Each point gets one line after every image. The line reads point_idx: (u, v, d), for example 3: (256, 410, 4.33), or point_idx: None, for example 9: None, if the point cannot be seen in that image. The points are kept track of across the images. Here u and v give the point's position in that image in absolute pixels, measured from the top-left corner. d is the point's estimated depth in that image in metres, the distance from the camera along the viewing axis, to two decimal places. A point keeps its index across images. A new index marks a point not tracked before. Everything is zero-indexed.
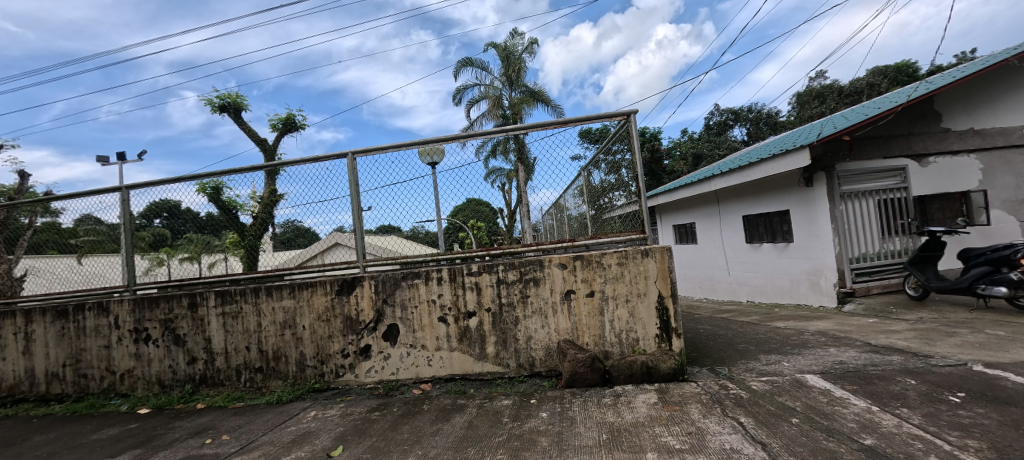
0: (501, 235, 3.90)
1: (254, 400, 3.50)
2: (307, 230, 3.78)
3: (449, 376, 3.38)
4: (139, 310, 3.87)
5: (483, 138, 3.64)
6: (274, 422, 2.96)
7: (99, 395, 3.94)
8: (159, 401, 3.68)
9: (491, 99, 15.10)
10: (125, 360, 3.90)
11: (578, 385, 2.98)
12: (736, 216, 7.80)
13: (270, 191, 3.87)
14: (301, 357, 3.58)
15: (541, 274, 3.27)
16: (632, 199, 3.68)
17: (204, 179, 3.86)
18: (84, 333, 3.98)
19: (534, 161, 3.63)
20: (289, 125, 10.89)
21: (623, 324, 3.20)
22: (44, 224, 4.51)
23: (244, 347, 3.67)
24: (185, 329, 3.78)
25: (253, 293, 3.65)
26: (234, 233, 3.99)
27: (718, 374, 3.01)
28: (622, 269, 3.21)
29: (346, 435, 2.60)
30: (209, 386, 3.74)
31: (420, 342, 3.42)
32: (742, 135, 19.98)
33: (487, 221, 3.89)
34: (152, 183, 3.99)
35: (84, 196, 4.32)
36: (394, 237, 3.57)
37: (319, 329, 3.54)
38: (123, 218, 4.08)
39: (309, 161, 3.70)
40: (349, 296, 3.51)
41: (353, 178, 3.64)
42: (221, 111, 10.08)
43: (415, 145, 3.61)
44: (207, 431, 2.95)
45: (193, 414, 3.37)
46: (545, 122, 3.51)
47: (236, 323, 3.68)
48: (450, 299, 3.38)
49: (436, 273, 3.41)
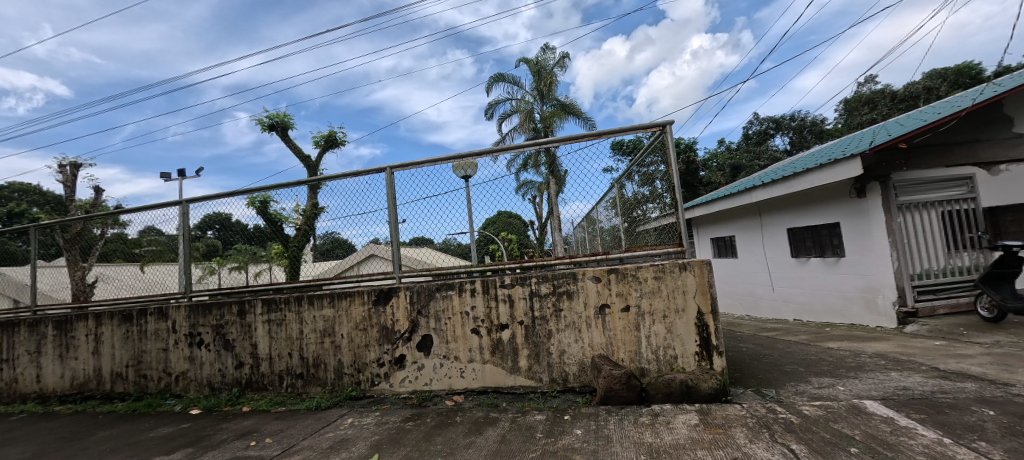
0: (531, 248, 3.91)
1: (294, 405, 3.63)
2: (344, 242, 3.94)
3: (481, 388, 3.37)
4: (194, 316, 4.13)
5: (514, 152, 3.69)
6: (314, 428, 3.05)
7: (156, 395, 4.22)
8: (208, 403, 3.89)
9: (522, 113, 15.35)
10: (180, 363, 4.16)
11: (612, 402, 2.89)
12: (780, 229, 7.43)
13: (312, 205, 4.07)
14: (339, 364, 3.68)
15: (575, 288, 3.23)
16: (668, 210, 3.62)
17: (253, 193, 4.13)
18: (146, 337, 4.29)
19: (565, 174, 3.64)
20: (331, 142, 11.46)
21: (660, 341, 3.08)
22: (113, 235, 4.93)
23: (287, 353, 3.82)
24: (234, 334, 3.99)
25: (296, 301, 3.82)
26: (279, 245, 4.19)
27: (764, 397, 2.84)
28: (659, 283, 3.11)
29: (381, 443, 2.64)
30: (253, 390, 3.91)
31: (452, 354, 3.44)
32: (784, 144, 19.16)
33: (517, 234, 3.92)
34: (207, 198, 4.32)
35: (149, 209, 4.69)
36: (427, 249, 3.66)
37: (356, 337, 3.65)
38: (181, 230, 4.40)
39: (350, 175, 3.87)
40: (385, 306, 3.61)
41: (390, 192, 3.77)
42: (270, 129, 10.77)
43: (450, 159, 3.71)
44: (251, 433, 3.07)
45: (239, 417, 3.53)
46: (577, 135, 3.52)
47: (280, 330, 3.85)
48: (483, 311, 3.39)
49: (469, 284, 3.45)
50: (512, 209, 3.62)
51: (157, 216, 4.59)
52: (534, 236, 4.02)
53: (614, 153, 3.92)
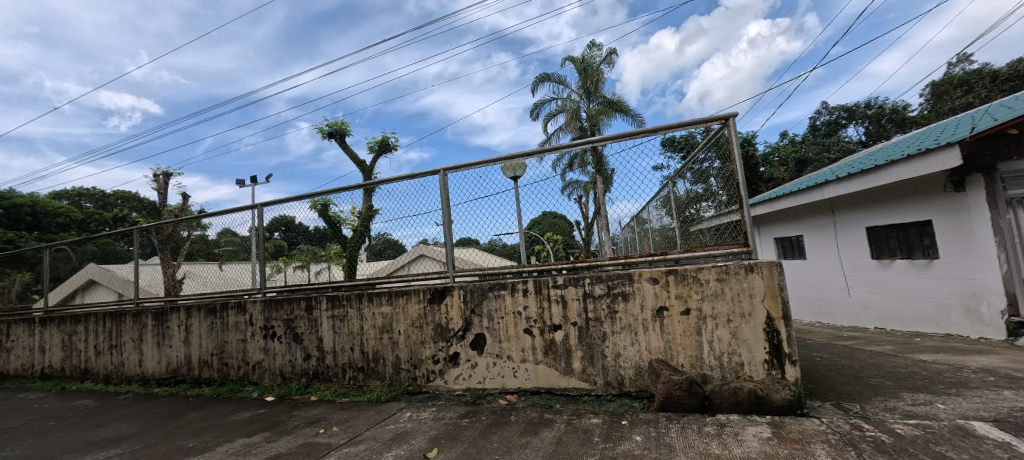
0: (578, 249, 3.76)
1: (356, 397, 3.83)
2: (394, 243, 4.13)
3: (534, 389, 3.36)
4: (268, 310, 4.48)
5: (559, 152, 3.64)
6: (375, 420, 3.20)
7: (236, 381, 4.62)
8: (281, 391, 4.21)
9: (568, 112, 15.20)
10: (257, 353, 4.53)
11: (673, 409, 2.77)
12: (857, 228, 6.78)
13: (367, 207, 4.27)
14: (397, 360, 3.83)
15: (630, 289, 3.13)
16: (725, 209, 3.52)
17: (315, 197, 4.41)
18: (227, 328, 4.71)
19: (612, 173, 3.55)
20: (384, 147, 12.01)
21: (724, 346, 2.91)
22: (195, 236, 5.45)
23: (349, 347, 4.04)
24: (303, 328, 4.28)
25: (357, 299, 4.03)
26: (337, 245, 4.48)
27: (846, 412, 2.58)
28: (722, 285, 2.93)
29: (439, 438, 2.71)
30: (320, 381, 4.18)
31: (506, 353, 3.47)
32: (858, 135, 17.45)
33: (564, 234, 3.89)
34: (275, 202, 4.66)
35: (226, 213, 5.16)
36: (473, 250, 3.75)
37: (413, 334, 3.78)
38: (252, 231, 4.79)
39: (403, 178, 4.02)
40: (440, 305, 3.71)
41: (443, 193, 3.88)
42: (330, 137, 11.49)
43: (499, 160, 3.75)
44: (320, 421, 3.28)
45: (308, 405, 3.79)
46: (630, 132, 3.40)
47: (343, 325, 4.08)
48: (536, 311, 3.38)
49: (521, 284, 3.45)
50: (558, 209, 3.57)
51: (233, 219, 5.04)
52: (580, 237, 4.06)
53: (665, 150, 3.74)
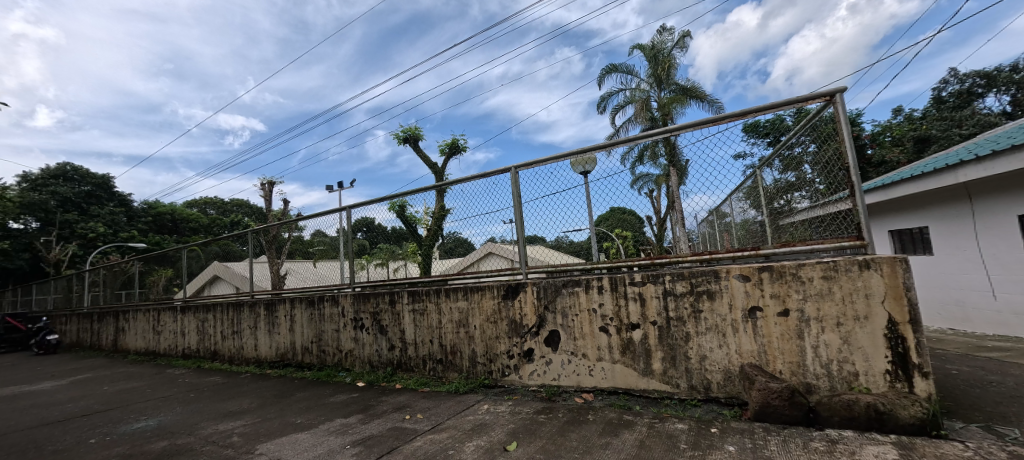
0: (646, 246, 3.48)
1: (437, 387, 4.02)
2: (464, 241, 4.33)
3: (611, 389, 3.27)
4: (357, 303, 4.88)
5: (629, 144, 3.49)
6: (456, 410, 3.33)
7: (332, 367, 5.11)
8: (370, 378, 4.57)
9: (637, 103, 14.57)
10: (349, 342, 4.96)
11: (771, 420, 2.52)
12: (1004, 217, 5.63)
13: (440, 207, 4.52)
14: (473, 353, 3.96)
15: (717, 287, 2.90)
16: (823, 198, 3.27)
17: (394, 199, 4.70)
18: (324, 319, 5.23)
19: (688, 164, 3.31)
20: (454, 149, 12.50)
21: (833, 353, 2.58)
22: (294, 237, 6.10)
23: (429, 340, 4.26)
24: (387, 321, 4.60)
25: (435, 294, 4.23)
26: (413, 244, 4.74)
27: (1001, 437, 2.15)
28: (829, 284, 2.60)
29: (517, 432, 2.74)
30: (403, 371, 4.46)
31: (581, 351, 3.41)
32: (1002, 104, 14.45)
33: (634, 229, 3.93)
34: (358, 205, 5.06)
35: (318, 216, 5.72)
36: (540, 247, 3.80)
37: (488, 329, 3.87)
38: (339, 232, 5.26)
39: (473, 178, 4.16)
40: (513, 301, 3.76)
41: (514, 190, 3.92)
42: (404, 142, 12.23)
43: (569, 155, 3.70)
44: (406, 408, 3.50)
45: (394, 392, 4.07)
46: (710, 118, 3.15)
47: (422, 318, 4.31)
48: (612, 309, 3.28)
49: (596, 281, 3.37)
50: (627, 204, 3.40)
51: (324, 221, 5.56)
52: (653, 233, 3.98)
53: (750, 136, 3.39)
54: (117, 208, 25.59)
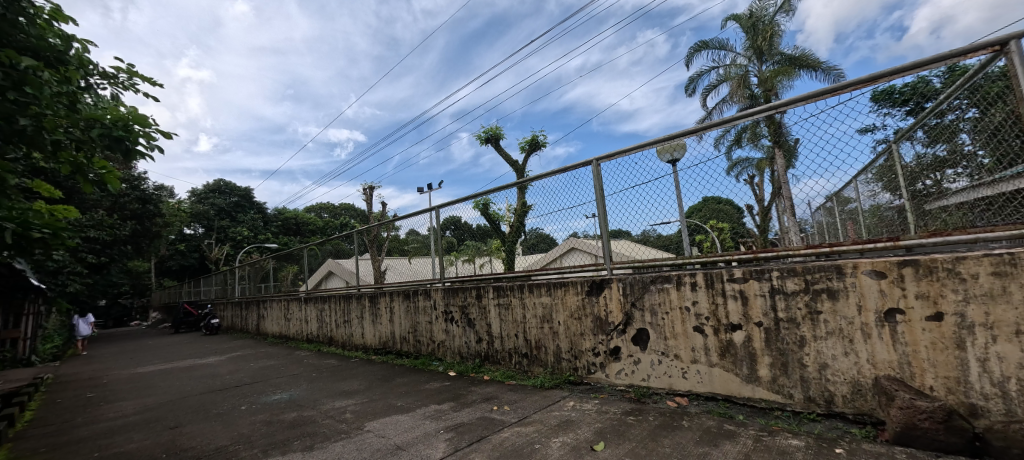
0: (750, 237, 3.23)
1: (522, 380, 4.10)
2: (547, 236, 4.34)
3: (709, 394, 3.01)
4: (447, 297, 5.17)
5: (724, 126, 3.16)
6: (541, 404, 3.36)
7: (426, 356, 5.50)
8: (460, 368, 4.82)
9: (733, 80, 13.18)
10: (440, 334, 5.29)
11: (918, 446, 2.09)
12: None
13: (522, 203, 4.59)
14: (558, 349, 3.95)
15: (840, 285, 2.49)
16: (991, 175, 2.62)
17: (477, 198, 4.87)
18: (418, 311, 5.64)
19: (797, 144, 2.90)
20: (534, 145, 12.58)
21: (1011, 369, 2.05)
22: (391, 236, 6.67)
23: (514, 334, 4.35)
24: (474, 314, 4.81)
25: (519, 289, 4.31)
26: (497, 240, 4.86)
27: None
28: (1005, 282, 2.06)
29: (605, 432, 2.67)
30: (491, 363, 4.62)
31: (673, 351, 3.20)
32: None
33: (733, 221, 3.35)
34: (445, 204, 5.35)
35: (411, 216, 6.19)
36: (625, 242, 3.61)
37: (572, 325, 3.83)
38: (431, 230, 5.64)
39: (554, 172, 4.15)
40: (598, 297, 3.66)
41: (596, 184, 3.81)
42: (486, 142, 12.64)
43: (654, 143, 3.48)
44: (493, 399, 3.62)
45: (482, 383, 4.23)
46: (826, 89, 2.71)
47: (507, 313, 4.42)
48: (707, 308, 3.02)
49: (689, 277, 3.13)
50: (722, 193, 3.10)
51: (417, 220, 5.98)
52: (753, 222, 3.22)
53: (882, 105, 2.84)
54: (256, 214, 30.57)
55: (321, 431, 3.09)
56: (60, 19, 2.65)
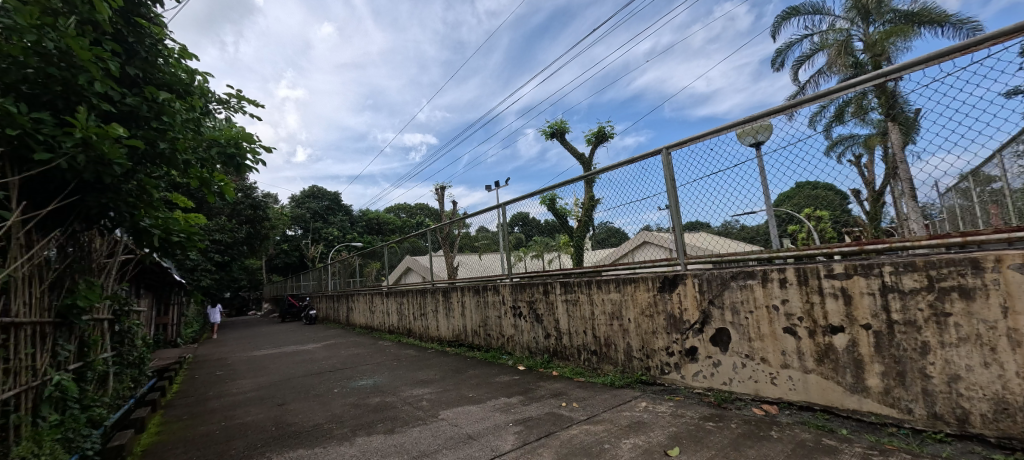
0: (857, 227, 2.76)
1: (591, 378, 4.02)
2: (617, 230, 4.19)
3: (803, 403, 2.71)
4: (515, 292, 5.25)
5: (818, 102, 2.80)
6: (611, 403, 3.27)
7: (496, 350, 5.63)
8: (529, 363, 4.87)
9: (831, 48, 11.59)
10: (509, 328, 5.39)
11: None
12: None
13: (590, 197, 4.48)
14: (628, 347, 3.81)
15: (977, 282, 2.08)
16: None
17: (544, 193, 4.87)
18: (488, 306, 5.80)
19: (917, 116, 2.46)
20: (601, 137, 12.23)
21: None
22: (462, 233, 6.93)
23: (582, 330, 4.29)
24: (542, 310, 4.82)
25: (586, 285, 4.23)
26: (565, 235, 4.81)
27: None
28: None
29: (680, 437, 2.52)
30: (559, 359, 4.60)
31: (759, 354, 2.91)
32: None
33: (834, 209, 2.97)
34: (513, 201, 5.42)
35: (481, 213, 6.37)
36: (704, 234, 3.42)
37: (644, 323, 3.67)
38: (500, 227, 5.75)
39: (622, 164, 4.00)
40: (671, 294, 3.46)
41: (667, 173, 3.59)
42: (552, 137, 12.57)
43: (734, 126, 3.18)
44: (562, 395, 3.60)
45: (550, 379, 4.23)
46: (955, 46, 2.26)
47: (575, 309, 4.36)
48: (800, 307, 2.70)
49: (777, 273, 2.83)
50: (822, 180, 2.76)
51: (486, 217, 6.14)
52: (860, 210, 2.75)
53: None
54: (344, 216, 33.68)
55: (400, 416, 3.32)
56: (187, 56, 3.13)
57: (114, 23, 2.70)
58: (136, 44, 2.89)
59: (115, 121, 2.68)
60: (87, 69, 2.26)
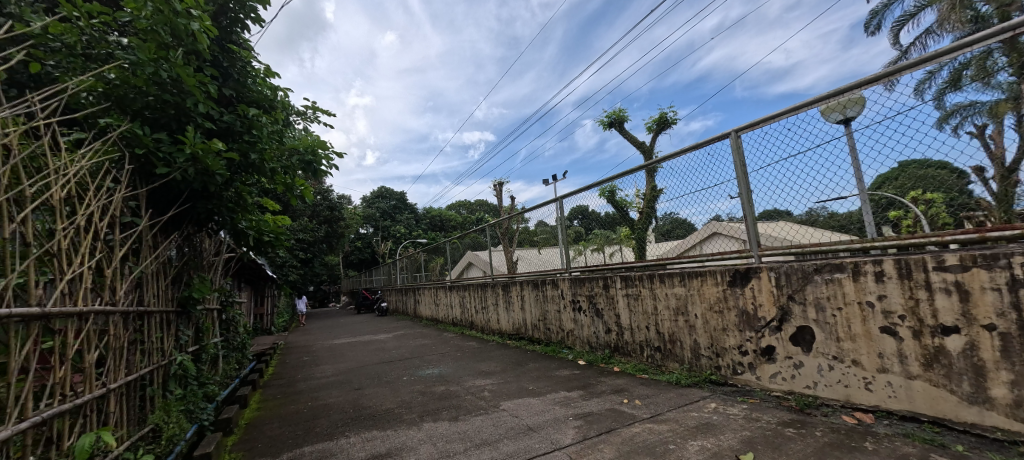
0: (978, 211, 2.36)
1: (655, 375, 3.88)
2: (683, 221, 3.96)
3: (906, 413, 2.38)
4: (574, 286, 5.21)
5: (924, 67, 2.42)
6: (677, 403, 3.13)
7: (556, 344, 5.63)
8: (589, 357, 4.80)
9: (942, 3, 9.92)
10: (569, 323, 5.36)
11: None
12: None
13: (652, 187, 4.29)
14: (696, 345, 3.61)
15: None
16: None
17: (603, 185, 4.76)
18: (547, 300, 5.81)
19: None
20: (663, 124, 11.62)
21: None
22: (521, 228, 7.00)
23: (645, 326, 4.14)
24: (602, 304, 4.73)
25: (649, 279, 4.07)
26: (626, 228, 4.63)
27: None
28: None
29: (754, 442, 2.35)
30: (621, 354, 4.49)
31: (850, 357, 2.61)
32: None
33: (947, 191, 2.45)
34: (572, 194, 5.36)
35: (539, 207, 6.38)
36: (783, 224, 3.10)
37: (712, 319, 3.45)
38: (559, 220, 5.72)
39: (687, 150, 3.78)
40: (744, 288, 3.22)
41: (737, 159, 3.33)
42: (610, 126, 12.20)
43: (817, 102, 2.87)
44: (623, 392, 3.51)
45: (612, 375, 4.15)
46: None
47: (637, 303, 4.22)
48: (901, 305, 2.38)
49: (872, 266, 2.51)
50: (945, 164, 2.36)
51: (544, 212, 6.14)
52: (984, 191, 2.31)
53: None
54: (409, 214, 35.54)
55: (463, 405, 3.46)
56: (271, 75, 3.48)
57: (212, 51, 3.09)
58: (230, 67, 3.27)
59: (216, 137, 3.07)
60: (192, 93, 2.61)
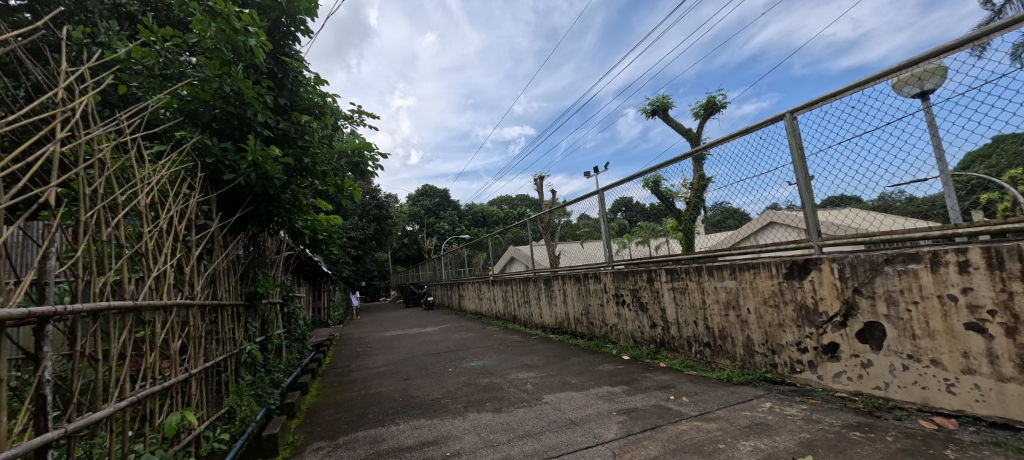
0: None
1: (705, 371, 3.73)
2: (735, 211, 3.76)
3: (997, 419, 2.13)
4: (618, 280, 5.11)
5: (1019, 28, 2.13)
6: (728, 401, 2.99)
7: (599, 338, 5.56)
8: (634, 352, 4.70)
9: None
10: (612, 317, 5.26)
11: None
12: None
13: (699, 176, 4.10)
14: (749, 341, 3.43)
15: None
16: None
17: (647, 175, 4.61)
18: (590, 294, 5.75)
19: None
20: (711, 109, 11.03)
21: None
22: (562, 222, 6.95)
23: (692, 321, 3.99)
24: (647, 298, 4.60)
25: (696, 272, 3.91)
26: (673, 219, 4.47)
27: None
28: None
29: (814, 445, 2.20)
30: (667, 350, 4.35)
31: (927, 356, 2.37)
32: None
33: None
34: (614, 186, 5.24)
35: (580, 200, 6.30)
36: (851, 211, 2.87)
37: (767, 314, 3.26)
38: (601, 213, 5.63)
39: (737, 135, 3.58)
40: (802, 281, 3.01)
41: (793, 142, 3.10)
42: (653, 114, 11.77)
43: (887, 76, 2.61)
44: (670, 388, 3.41)
45: (658, 370, 4.04)
46: None
47: (684, 297, 4.07)
48: (991, 298, 2.12)
49: (954, 256, 2.25)
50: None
51: (585, 205, 6.06)
52: None
53: None
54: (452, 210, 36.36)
55: (507, 397, 3.52)
56: (320, 83, 3.70)
57: (268, 64, 3.33)
58: (284, 78, 3.52)
59: (274, 143, 3.31)
60: (251, 105, 2.83)
